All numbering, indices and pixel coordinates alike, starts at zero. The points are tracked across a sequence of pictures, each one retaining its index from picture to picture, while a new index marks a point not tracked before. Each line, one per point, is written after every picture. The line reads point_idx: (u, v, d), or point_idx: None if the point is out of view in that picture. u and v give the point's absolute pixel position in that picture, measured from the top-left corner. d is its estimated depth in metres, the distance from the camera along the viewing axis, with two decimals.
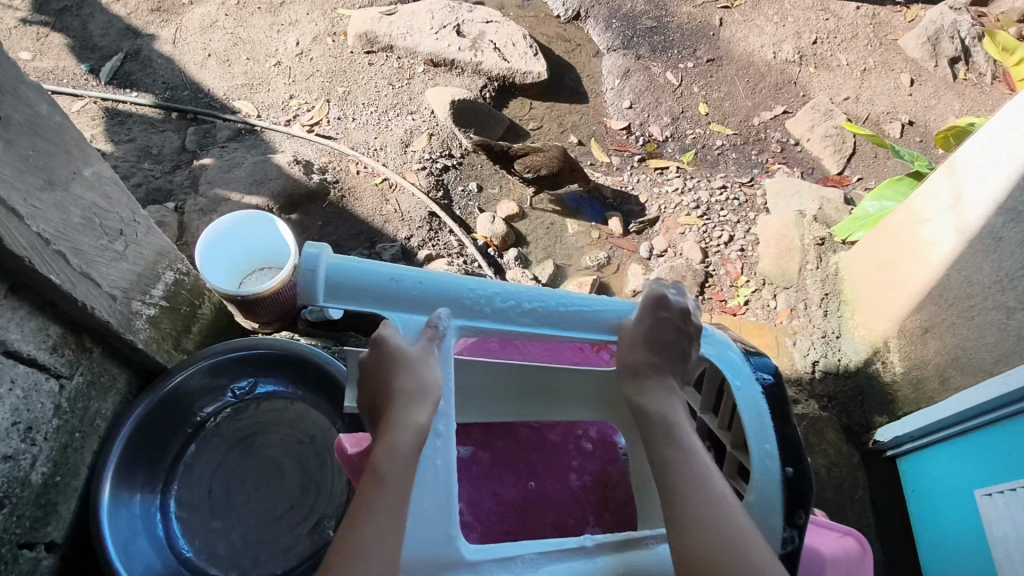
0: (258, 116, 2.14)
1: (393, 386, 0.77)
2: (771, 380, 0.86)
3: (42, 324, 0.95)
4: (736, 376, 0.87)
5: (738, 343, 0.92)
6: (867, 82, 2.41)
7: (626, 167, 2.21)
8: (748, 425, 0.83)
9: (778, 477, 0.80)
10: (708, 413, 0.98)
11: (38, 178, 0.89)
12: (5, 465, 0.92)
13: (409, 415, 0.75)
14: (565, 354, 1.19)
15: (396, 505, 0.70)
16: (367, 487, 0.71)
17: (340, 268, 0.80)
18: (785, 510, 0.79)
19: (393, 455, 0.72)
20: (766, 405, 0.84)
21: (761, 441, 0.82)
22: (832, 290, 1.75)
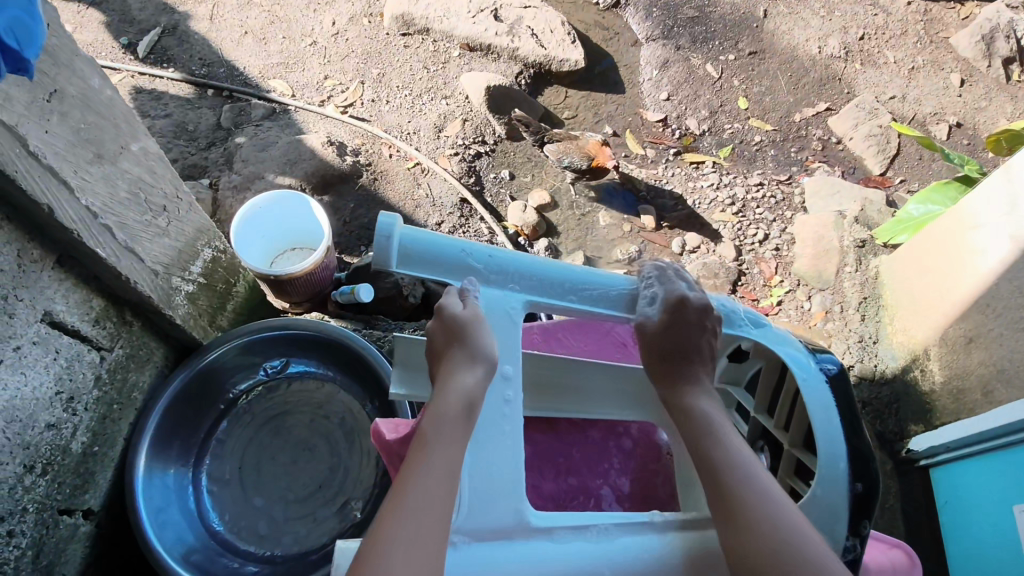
0: (293, 96, 2.15)
1: (454, 349, 0.79)
2: (835, 372, 0.84)
3: (85, 295, 0.97)
4: (801, 368, 0.84)
5: (798, 338, 0.90)
6: (914, 81, 2.33)
7: (661, 160, 2.17)
8: (816, 421, 0.81)
9: (844, 483, 0.78)
10: (764, 414, 0.96)
11: (88, 152, 0.89)
12: (49, 433, 0.93)
13: (460, 373, 0.77)
14: (608, 350, 1.19)
15: (441, 466, 0.69)
16: (415, 452, 0.71)
17: (411, 237, 0.82)
18: (850, 521, 0.77)
19: (441, 418, 0.72)
20: (832, 399, 0.82)
21: (828, 445, 0.79)
22: (871, 293, 1.71)
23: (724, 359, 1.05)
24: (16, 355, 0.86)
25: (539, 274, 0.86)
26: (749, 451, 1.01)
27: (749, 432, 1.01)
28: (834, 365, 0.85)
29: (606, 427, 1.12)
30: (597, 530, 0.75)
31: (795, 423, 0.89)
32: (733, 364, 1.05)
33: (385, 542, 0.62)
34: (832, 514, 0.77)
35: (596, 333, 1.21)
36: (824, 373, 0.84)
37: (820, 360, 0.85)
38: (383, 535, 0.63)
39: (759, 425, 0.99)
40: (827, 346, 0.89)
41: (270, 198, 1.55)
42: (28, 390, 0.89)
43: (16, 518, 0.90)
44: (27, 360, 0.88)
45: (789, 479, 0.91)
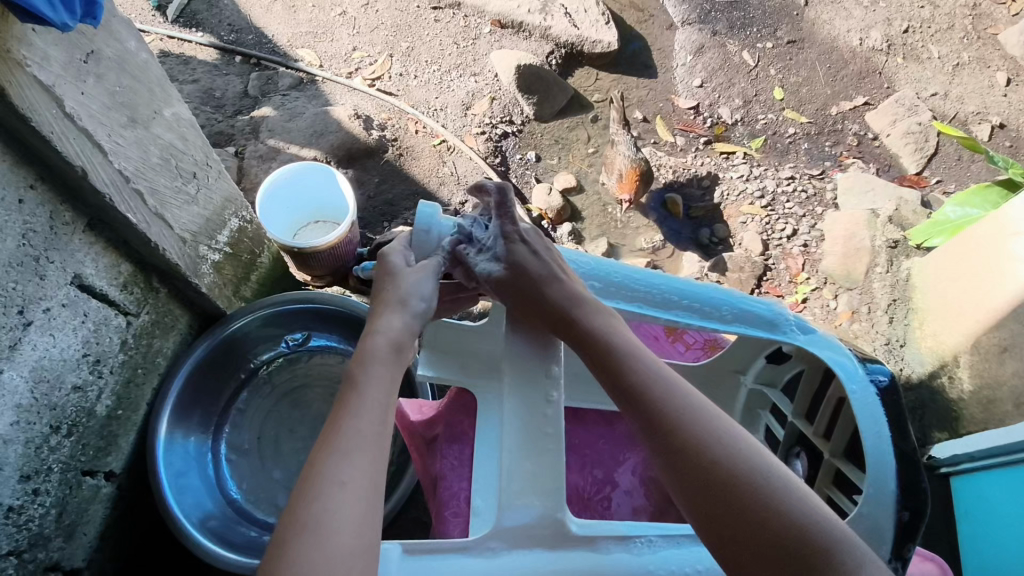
0: (321, 66, 2.13)
1: (383, 299, 0.82)
2: (886, 383, 0.83)
3: (114, 260, 0.96)
4: (850, 378, 0.83)
5: (848, 346, 0.88)
6: (958, 78, 2.26)
7: (691, 149, 2.12)
8: (865, 433, 0.79)
9: (892, 502, 0.76)
10: (802, 419, 0.95)
11: (122, 115, 0.88)
12: (75, 395, 0.94)
13: (385, 323, 0.79)
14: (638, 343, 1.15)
15: (375, 403, 0.69)
16: (345, 394, 0.70)
17: (452, 229, 0.91)
18: (895, 542, 0.75)
19: (375, 360, 0.74)
20: (881, 410, 0.81)
21: (878, 458, 0.77)
22: (901, 296, 1.67)
23: (762, 361, 1.03)
24: (45, 317, 0.86)
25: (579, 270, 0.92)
26: (784, 457, 1.00)
27: (786, 437, 1.00)
28: (885, 376, 0.83)
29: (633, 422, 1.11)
30: (640, 541, 0.77)
31: (837, 431, 0.87)
32: (770, 366, 1.03)
33: (312, 518, 0.59)
34: (876, 526, 0.75)
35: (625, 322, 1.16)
36: (874, 384, 0.83)
37: (871, 370, 0.84)
38: (304, 514, 0.59)
39: (796, 430, 0.98)
40: (878, 358, 0.87)
41: (297, 168, 1.55)
42: (56, 351, 0.89)
43: (42, 477, 0.91)
44: (57, 322, 0.88)
45: (827, 488, 0.91)
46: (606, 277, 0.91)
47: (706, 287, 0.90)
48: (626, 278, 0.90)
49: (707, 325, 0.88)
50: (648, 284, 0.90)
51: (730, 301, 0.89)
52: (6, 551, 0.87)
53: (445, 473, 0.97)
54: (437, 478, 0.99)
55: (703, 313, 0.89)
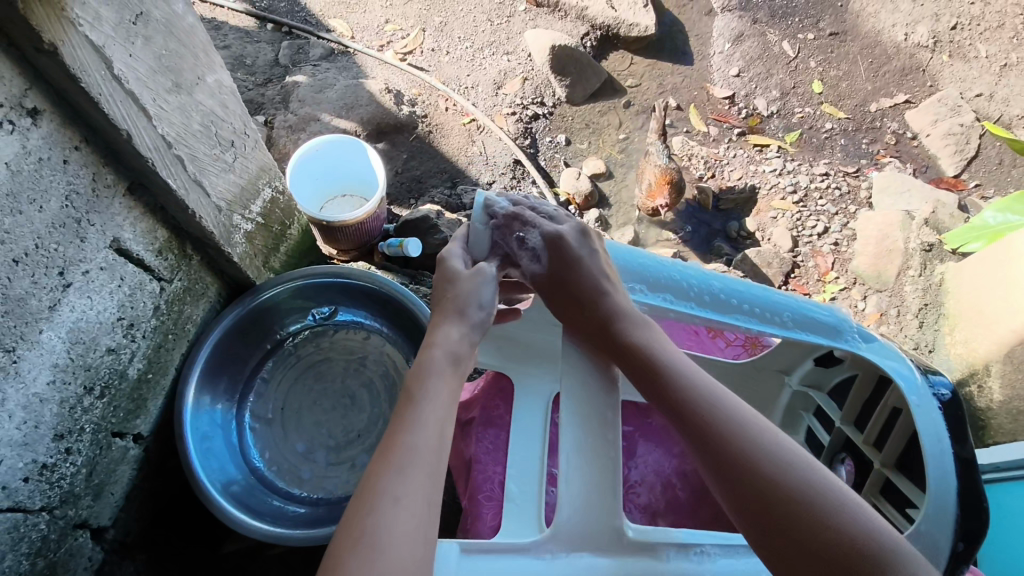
0: (352, 37, 2.10)
1: (444, 307, 0.84)
2: (949, 397, 0.81)
3: (151, 226, 0.96)
4: (910, 389, 0.82)
5: (908, 355, 0.87)
6: (1005, 79, 2.18)
7: (723, 139, 2.09)
8: (926, 452, 0.77)
9: (953, 528, 0.74)
10: (851, 426, 0.95)
11: (167, 80, 0.87)
12: (109, 357, 0.94)
13: (442, 335, 0.80)
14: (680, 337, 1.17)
15: (433, 419, 0.71)
16: (402, 408, 0.72)
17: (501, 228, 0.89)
18: (949, 563, 0.74)
19: (437, 374, 0.75)
20: (943, 425, 0.79)
21: (939, 478, 0.75)
22: (933, 300, 1.63)
23: (810, 363, 1.02)
24: (84, 279, 0.86)
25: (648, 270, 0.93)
26: (829, 461, 0.99)
27: (831, 443, 0.99)
28: (948, 390, 0.82)
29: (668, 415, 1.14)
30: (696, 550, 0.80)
31: (892, 441, 0.87)
32: (818, 368, 1.02)
33: (371, 534, 0.60)
34: (932, 551, 0.74)
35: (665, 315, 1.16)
36: (937, 398, 0.81)
37: (933, 383, 0.82)
38: (363, 531, 0.60)
39: (843, 435, 0.97)
40: (941, 371, 0.85)
41: (326, 140, 1.54)
42: (92, 314, 0.89)
43: (75, 436, 0.92)
44: (94, 285, 0.88)
45: (874, 496, 0.90)
46: (668, 278, 0.92)
47: (769, 292, 0.90)
48: (686, 279, 0.91)
49: (768, 330, 0.88)
50: (709, 287, 0.90)
51: (792, 307, 0.89)
52: (39, 506, 0.89)
53: (479, 456, 1.01)
54: (470, 461, 1.03)
55: (763, 317, 0.89)
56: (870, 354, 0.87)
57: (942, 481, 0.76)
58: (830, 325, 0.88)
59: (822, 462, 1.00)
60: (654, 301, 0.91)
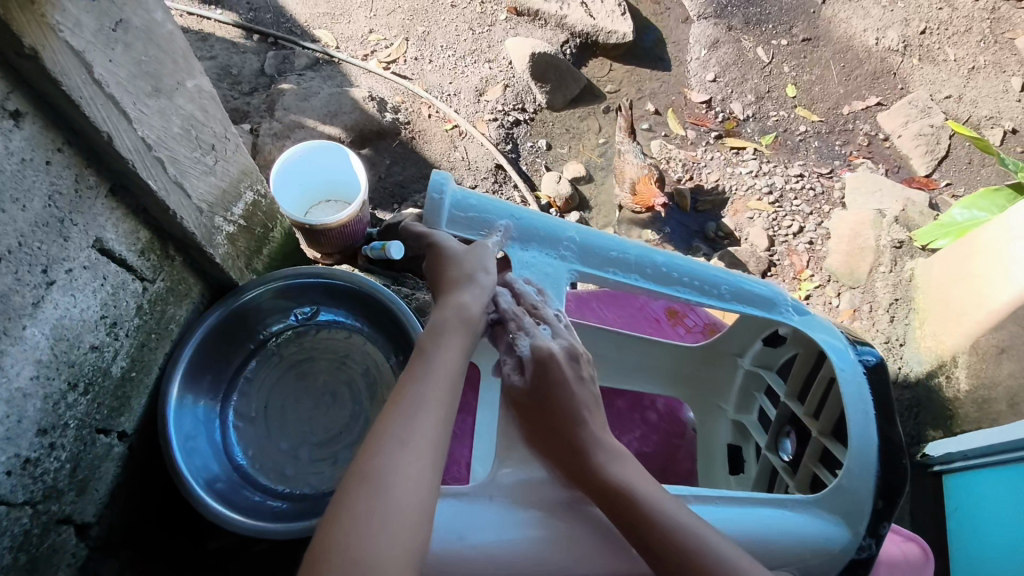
0: (337, 47, 2.14)
1: (449, 276, 0.81)
2: (875, 364, 0.87)
3: (133, 227, 0.99)
4: (842, 363, 0.86)
5: (839, 328, 0.92)
6: (973, 81, 2.25)
7: (701, 143, 2.14)
8: (851, 415, 0.83)
9: (873, 484, 0.82)
10: (794, 400, 0.97)
11: (147, 84, 0.90)
12: (92, 355, 0.97)
13: (455, 298, 0.79)
14: (641, 324, 1.23)
15: (441, 373, 0.72)
16: (414, 363, 0.74)
17: (464, 196, 0.86)
18: (869, 522, 0.81)
19: (447, 334, 0.76)
20: (869, 390, 0.85)
21: (862, 440, 0.82)
22: (903, 296, 1.68)
23: (759, 344, 1.05)
24: (68, 278, 0.89)
25: (608, 247, 0.90)
26: (775, 436, 1.02)
27: (777, 417, 1.01)
28: (873, 357, 0.88)
29: (632, 399, 1.20)
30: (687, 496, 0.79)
31: (826, 411, 0.89)
32: (766, 349, 1.04)
33: (377, 472, 0.63)
34: (857, 506, 0.81)
35: (629, 305, 1.25)
36: (863, 364, 0.87)
37: (860, 352, 0.88)
38: (370, 466, 0.63)
39: (788, 411, 0.99)
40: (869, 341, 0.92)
41: (309, 146, 1.57)
42: (76, 312, 0.92)
43: (59, 432, 0.94)
44: (77, 283, 0.91)
45: (813, 466, 0.91)
46: (608, 251, 0.90)
47: (713, 266, 0.92)
48: (627, 251, 0.90)
49: (706, 302, 0.91)
50: (650, 259, 0.90)
51: (730, 280, 0.91)
52: (22, 501, 0.90)
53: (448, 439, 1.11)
54: None
55: (702, 289, 0.91)
56: (802, 325, 0.91)
57: (863, 439, 0.82)
58: (765, 297, 0.92)
59: (769, 435, 1.02)
60: (592, 271, 0.90)
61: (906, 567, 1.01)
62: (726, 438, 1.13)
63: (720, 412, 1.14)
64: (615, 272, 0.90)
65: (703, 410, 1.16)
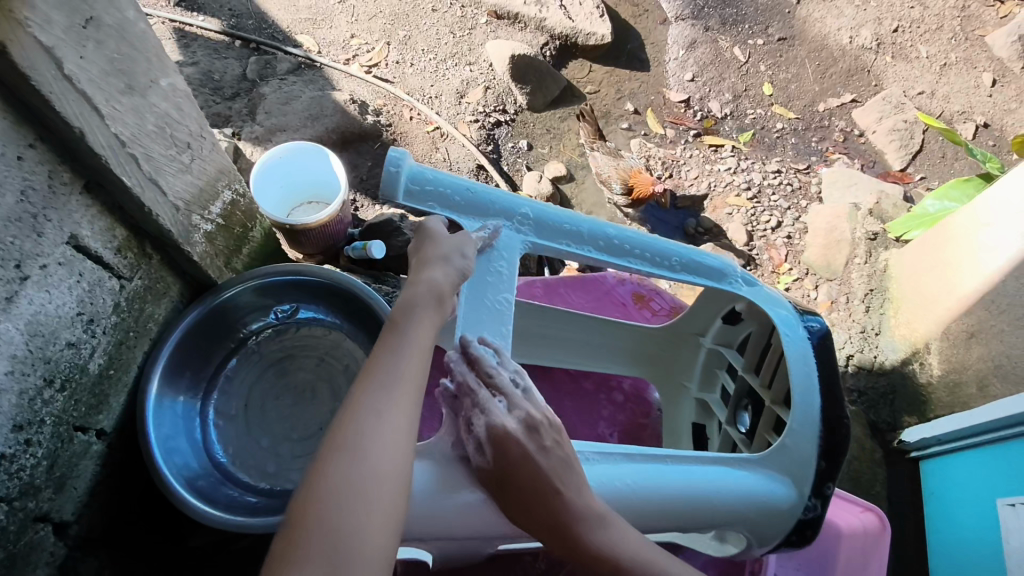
0: (319, 52, 2.16)
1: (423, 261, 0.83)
2: (819, 331, 0.92)
3: (109, 224, 1.00)
4: (787, 328, 0.91)
5: (788, 299, 0.96)
6: (945, 78, 2.29)
7: (680, 141, 2.17)
8: (795, 379, 0.88)
9: (815, 444, 0.87)
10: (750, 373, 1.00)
11: (119, 82, 0.91)
12: (68, 351, 0.97)
13: (427, 275, 0.80)
14: (608, 308, 1.28)
15: (413, 347, 0.74)
16: (387, 337, 0.75)
17: (419, 172, 0.86)
18: (815, 482, 0.86)
19: (417, 309, 0.77)
20: (812, 354, 0.90)
21: (804, 401, 0.87)
22: (878, 286, 1.71)
23: (719, 322, 1.08)
24: (42, 273, 0.90)
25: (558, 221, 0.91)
26: (734, 409, 1.05)
27: (735, 391, 1.04)
28: (818, 325, 0.93)
29: (598, 380, 1.23)
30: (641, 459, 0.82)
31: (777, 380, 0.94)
32: (726, 327, 1.07)
33: (352, 443, 0.64)
34: (799, 467, 0.86)
35: (596, 291, 1.29)
36: (808, 332, 0.91)
37: (806, 321, 0.92)
38: (346, 436, 0.65)
39: (745, 385, 1.02)
40: (816, 311, 0.96)
41: (288, 147, 1.58)
42: (51, 308, 0.93)
43: (35, 428, 0.95)
44: (52, 279, 0.92)
45: (767, 435, 0.95)
46: (562, 223, 0.91)
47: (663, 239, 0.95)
48: (580, 224, 0.92)
49: (657, 272, 0.93)
50: (603, 231, 0.92)
51: (680, 253, 0.94)
52: None
53: None
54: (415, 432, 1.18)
55: (653, 261, 0.93)
56: (750, 295, 0.94)
57: (807, 404, 0.87)
58: (717, 269, 0.94)
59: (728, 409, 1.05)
60: (545, 243, 0.91)
61: (863, 538, 1.09)
62: (690, 417, 1.14)
63: (684, 391, 1.16)
64: (567, 244, 0.91)
65: (669, 391, 1.18)
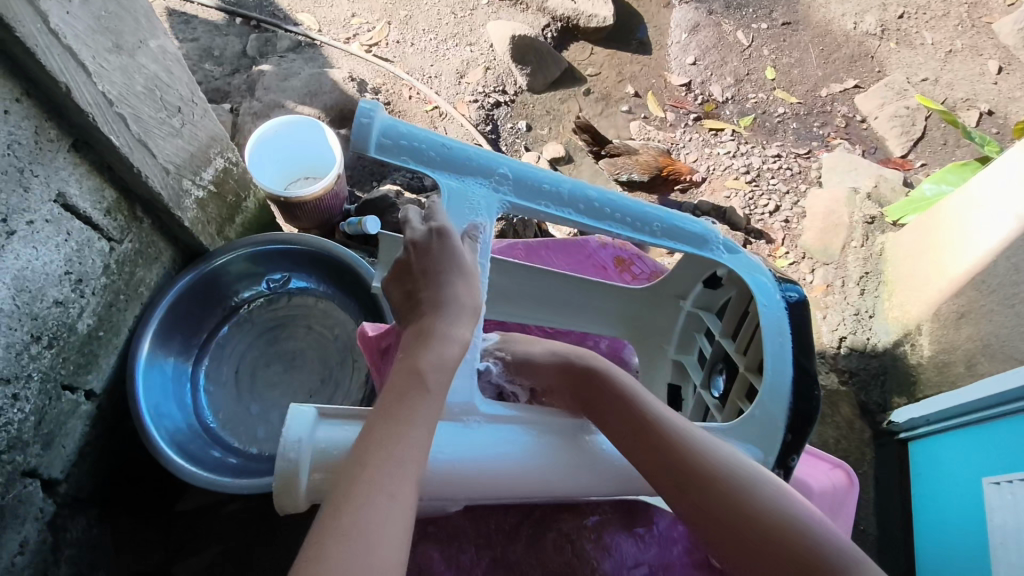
0: (319, 31, 2.16)
1: (437, 275, 0.75)
2: (796, 300, 0.92)
3: (99, 184, 1.01)
4: (764, 294, 0.91)
5: (769, 267, 0.96)
6: (949, 65, 2.27)
7: (680, 125, 2.16)
8: (769, 341, 0.88)
9: (785, 408, 0.85)
10: (727, 338, 1.01)
11: (107, 40, 0.92)
12: (56, 309, 0.99)
13: (456, 310, 0.74)
14: (587, 270, 1.30)
15: (444, 380, 0.68)
16: (417, 356, 0.69)
17: (394, 126, 0.84)
18: (780, 453, 0.85)
19: (451, 338, 0.71)
20: (788, 321, 0.90)
21: (776, 366, 0.87)
22: (873, 269, 1.69)
23: (700, 286, 1.09)
24: (29, 230, 0.91)
25: (534, 180, 0.90)
26: (709, 373, 1.06)
27: (712, 355, 1.06)
28: (796, 294, 0.93)
29: (575, 338, 1.24)
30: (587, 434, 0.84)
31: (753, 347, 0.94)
32: (707, 291, 1.09)
33: (387, 486, 0.59)
34: (767, 436, 0.85)
35: (577, 252, 1.30)
36: (785, 301, 0.92)
37: (784, 289, 0.93)
38: (380, 479, 0.59)
39: (721, 349, 1.04)
40: (795, 280, 0.96)
41: (280, 123, 1.58)
42: (39, 264, 0.94)
43: (22, 383, 0.96)
44: (39, 236, 0.93)
45: (739, 401, 0.95)
46: (542, 184, 0.90)
47: (645, 204, 0.94)
48: (559, 185, 0.91)
49: (638, 237, 0.92)
50: (583, 193, 0.91)
51: (662, 217, 0.93)
52: None
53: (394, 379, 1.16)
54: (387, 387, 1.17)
55: (633, 226, 0.93)
56: (731, 262, 0.94)
57: (778, 371, 0.87)
58: (698, 235, 0.94)
59: (703, 374, 1.07)
60: (523, 203, 0.90)
61: (833, 495, 1.09)
62: (666, 378, 1.17)
63: (661, 353, 1.18)
64: (543, 205, 0.90)
65: (648, 356, 1.19)
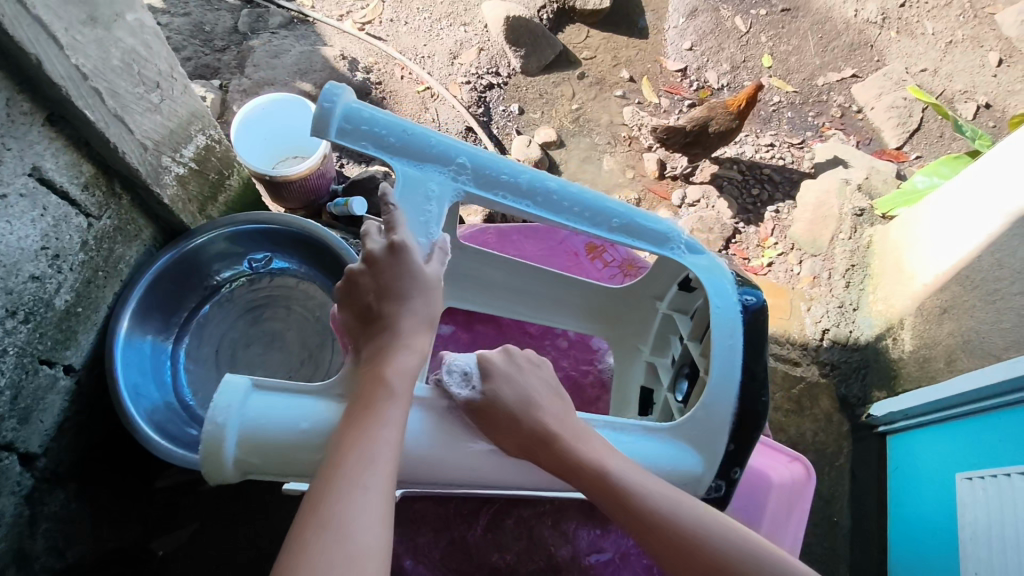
0: (312, 7, 2.13)
1: (394, 291, 0.78)
2: (754, 304, 0.92)
3: (76, 159, 1.01)
4: (723, 298, 0.91)
5: (731, 270, 0.97)
6: (949, 56, 2.24)
7: (674, 111, 2.14)
8: (721, 345, 0.88)
9: (731, 413, 0.87)
10: (693, 340, 1.01)
11: (81, 12, 0.91)
12: (33, 285, 0.99)
13: (413, 307, 0.78)
14: (560, 257, 1.30)
15: (409, 354, 0.76)
16: (381, 335, 0.77)
17: (356, 110, 0.84)
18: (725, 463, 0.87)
19: (416, 320, 0.78)
20: (739, 325, 0.90)
21: (725, 372, 0.87)
22: (860, 262, 1.69)
23: (675, 288, 1.08)
24: (4, 204, 0.90)
25: (493, 169, 0.90)
26: (676, 378, 1.06)
27: (681, 358, 1.05)
28: (753, 298, 0.93)
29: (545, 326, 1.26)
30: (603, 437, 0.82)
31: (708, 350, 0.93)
32: (681, 294, 1.08)
33: (366, 451, 0.66)
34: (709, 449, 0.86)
35: (551, 239, 1.31)
36: (743, 303, 0.92)
37: (742, 292, 0.93)
38: (349, 453, 0.66)
39: (688, 351, 1.03)
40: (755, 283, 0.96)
41: (265, 99, 1.58)
42: (14, 239, 0.94)
43: None
44: (15, 211, 0.93)
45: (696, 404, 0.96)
46: (500, 173, 0.90)
47: (607, 198, 0.93)
48: (518, 176, 0.90)
49: (596, 231, 0.92)
50: (543, 185, 0.91)
51: (622, 213, 0.93)
52: None
53: None
54: None
55: (592, 220, 0.92)
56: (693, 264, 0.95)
57: (728, 374, 0.88)
58: (660, 233, 0.94)
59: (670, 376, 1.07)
60: (480, 193, 0.89)
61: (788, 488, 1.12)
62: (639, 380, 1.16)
63: (637, 353, 1.18)
64: (500, 194, 0.90)
65: (623, 351, 1.20)
